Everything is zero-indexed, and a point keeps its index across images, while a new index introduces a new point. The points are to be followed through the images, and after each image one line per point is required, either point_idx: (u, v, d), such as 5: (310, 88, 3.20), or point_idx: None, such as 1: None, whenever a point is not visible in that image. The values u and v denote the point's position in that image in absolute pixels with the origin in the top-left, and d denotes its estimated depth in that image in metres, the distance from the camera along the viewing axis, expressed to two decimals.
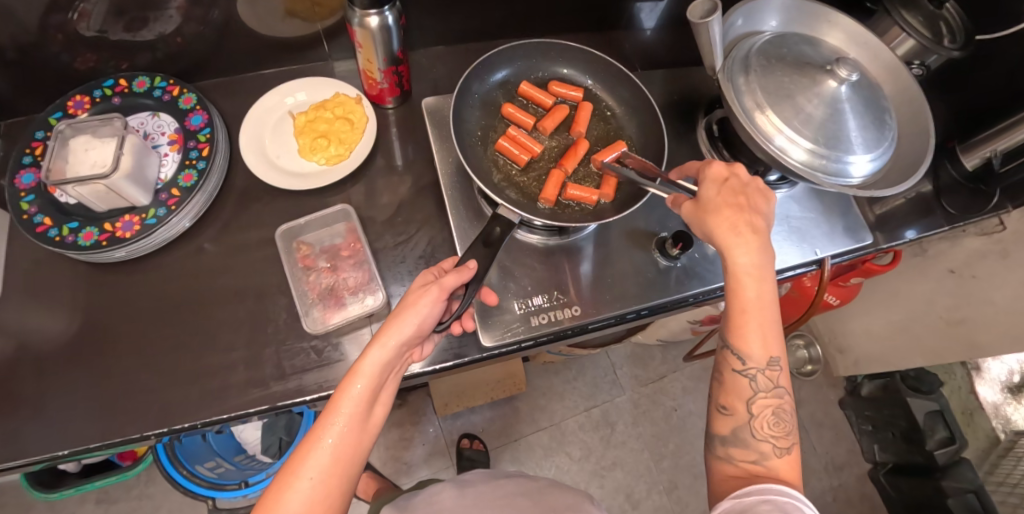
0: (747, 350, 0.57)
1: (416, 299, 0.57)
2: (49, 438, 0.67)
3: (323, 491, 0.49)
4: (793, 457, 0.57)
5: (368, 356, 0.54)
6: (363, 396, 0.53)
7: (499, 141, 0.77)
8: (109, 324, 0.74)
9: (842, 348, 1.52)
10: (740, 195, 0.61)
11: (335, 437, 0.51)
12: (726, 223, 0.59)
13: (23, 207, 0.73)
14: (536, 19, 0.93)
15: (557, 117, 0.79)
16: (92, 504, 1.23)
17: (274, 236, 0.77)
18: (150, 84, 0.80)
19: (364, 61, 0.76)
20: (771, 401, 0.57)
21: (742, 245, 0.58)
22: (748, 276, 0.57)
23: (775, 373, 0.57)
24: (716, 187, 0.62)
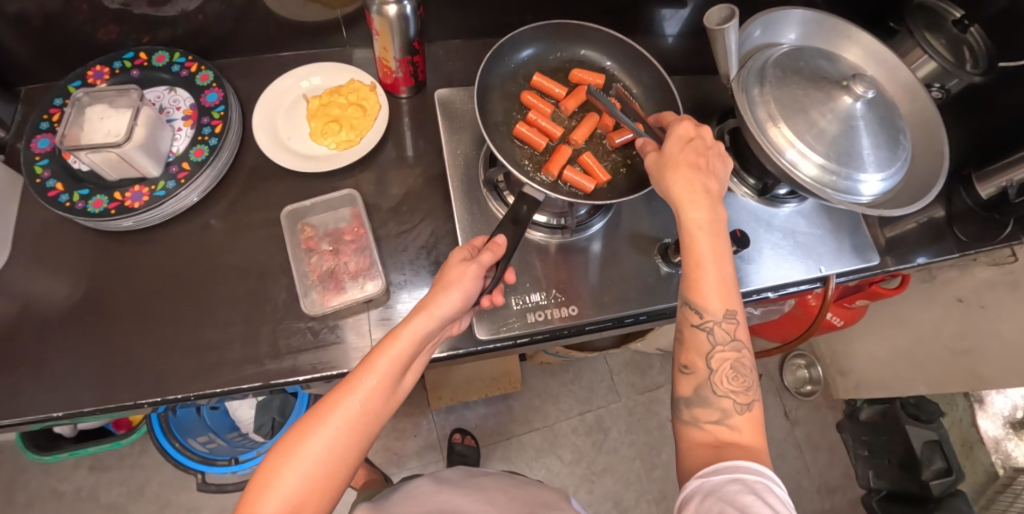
0: (703, 303, 0.57)
1: (462, 275, 0.58)
2: (46, 400, 0.68)
3: (348, 442, 0.49)
4: (755, 414, 0.56)
5: (411, 322, 0.55)
6: (401, 358, 0.54)
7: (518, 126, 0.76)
8: (112, 292, 0.75)
9: (843, 371, 1.50)
10: (701, 154, 0.62)
11: (370, 391, 0.51)
12: (683, 181, 0.61)
13: (37, 171, 0.74)
14: (556, 19, 0.93)
15: (579, 99, 0.78)
16: (85, 470, 1.25)
17: (279, 217, 0.77)
18: (170, 60, 0.82)
19: (380, 49, 0.77)
20: (729, 353, 0.57)
21: (694, 202, 0.60)
22: (700, 230, 0.59)
23: (735, 323, 0.57)
24: (679, 145, 0.63)
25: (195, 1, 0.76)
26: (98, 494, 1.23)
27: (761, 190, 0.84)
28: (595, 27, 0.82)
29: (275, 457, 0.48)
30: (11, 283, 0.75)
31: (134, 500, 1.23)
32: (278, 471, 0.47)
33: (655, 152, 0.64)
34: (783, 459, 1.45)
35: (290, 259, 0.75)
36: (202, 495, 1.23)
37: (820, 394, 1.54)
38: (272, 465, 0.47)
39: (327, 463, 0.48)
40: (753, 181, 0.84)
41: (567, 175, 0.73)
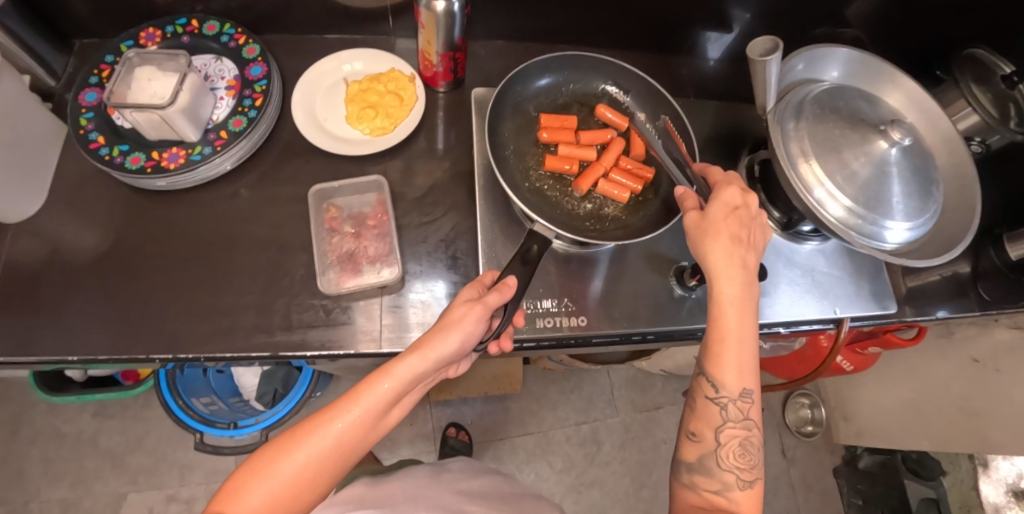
0: (720, 379, 0.58)
1: (459, 319, 0.58)
2: (65, 343, 0.71)
3: (313, 472, 0.53)
4: (755, 489, 0.58)
5: (405, 361, 0.56)
6: (386, 396, 0.56)
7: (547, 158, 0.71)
8: (138, 248, 0.77)
9: (848, 416, 1.47)
10: (741, 223, 0.61)
11: (346, 424, 0.54)
12: (721, 250, 0.60)
13: (82, 123, 0.78)
14: (600, 32, 0.93)
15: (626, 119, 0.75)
16: (89, 416, 1.28)
17: (307, 194, 0.79)
18: (219, 30, 0.84)
19: (424, 42, 0.79)
20: (739, 431, 0.58)
21: (729, 276, 0.59)
22: (730, 306, 0.59)
23: (748, 404, 0.58)
24: (724, 212, 0.61)
25: None
26: (98, 439, 1.27)
27: (785, 224, 0.83)
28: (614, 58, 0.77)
29: (247, 470, 0.52)
30: (48, 227, 0.79)
31: (132, 450, 1.26)
32: (247, 483, 0.51)
33: (696, 211, 0.62)
34: (774, 496, 1.44)
35: (312, 236, 0.77)
36: (198, 454, 1.26)
37: (821, 437, 1.52)
38: (244, 475, 0.52)
39: (291, 486, 0.52)
40: (777, 214, 0.84)
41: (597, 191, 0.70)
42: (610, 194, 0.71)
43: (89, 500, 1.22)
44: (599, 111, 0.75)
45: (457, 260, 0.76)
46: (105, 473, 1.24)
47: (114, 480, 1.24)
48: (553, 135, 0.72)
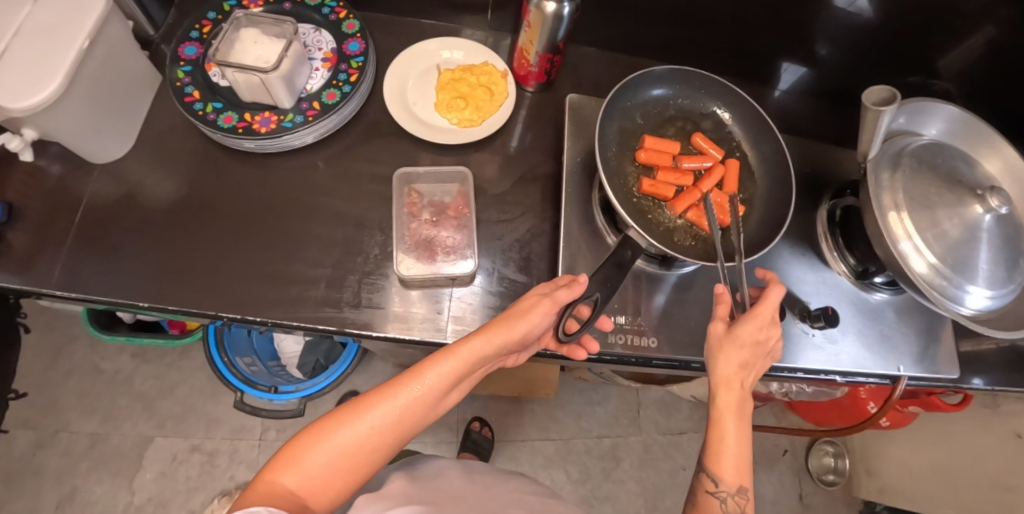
0: (720, 474, 0.56)
1: (530, 310, 0.61)
2: (143, 288, 0.73)
3: (372, 444, 0.54)
4: None
5: (468, 344, 0.59)
6: (447, 377, 0.58)
7: (642, 181, 0.68)
8: (219, 205, 0.78)
9: (870, 471, 1.44)
10: (759, 340, 0.60)
11: (408, 402, 0.56)
12: (733, 361, 0.59)
13: (180, 75, 0.79)
14: (694, 53, 0.92)
15: (721, 150, 0.72)
16: (127, 357, 1.31)
17: (392, 175, 0.79)
18: (321, 2, 0.84)
19: (525, 40, 0.79)
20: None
21: (728, 384, 0.58)
22: (731, 415, 0.57)
23: (746, 500, 0.55)
24: (752, 329, 0.59)
25: None
26: (132, 380, 1.29)
27: (859, 273, 0.82)
28: (724, 82, 0.73)
29: (306, 436, 0.52)
30: (135, 171, 0.81)
31: (164, 396, 1.29)
32: (305, 450, 0.52)
33: (722, 323, 0.61)
34: None
35: (388, 216, 0.77)
36: (226, 409, 1.29)
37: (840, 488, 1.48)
38: (303, 441, 0.52)
39: (348, 456, 0.53)
40: (852, 261, 0.82)
41: (692, 216, 0.66)
42: (705, 221, 0.67)
43: (118, 437, 1.26)
44: (694, 136, 0.71)
45: (529, 261, 0.76)
46: (135, 414, 1.27)
47: (143, 422, 1.27)
48: (650, 157, 0.68)
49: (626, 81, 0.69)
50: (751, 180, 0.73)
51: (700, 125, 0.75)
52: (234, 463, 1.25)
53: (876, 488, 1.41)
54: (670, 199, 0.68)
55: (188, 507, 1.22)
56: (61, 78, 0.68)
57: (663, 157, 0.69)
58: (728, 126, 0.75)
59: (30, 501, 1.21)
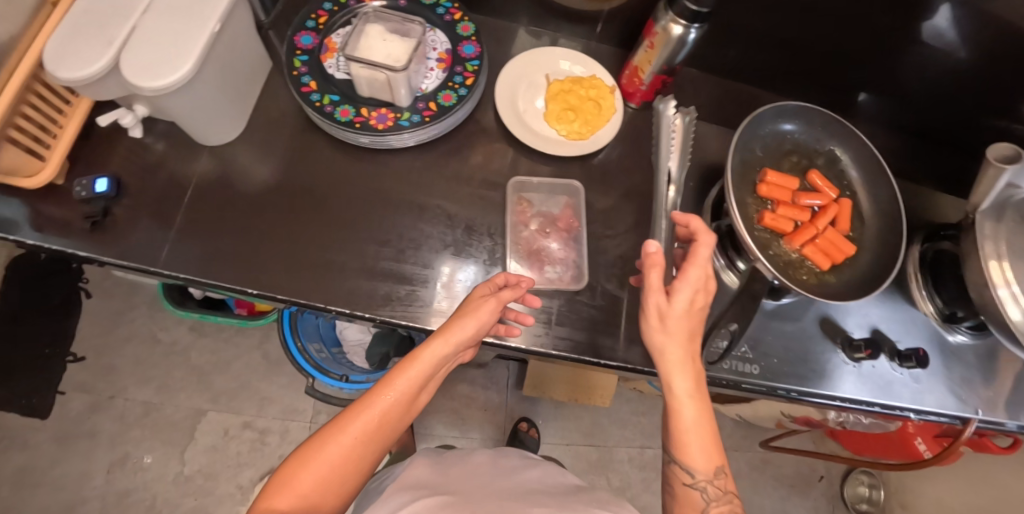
0: (693, 463, 0.57)
1: (476, 309, 0.63)
2: (255, 274, 0.75)
3: (357, 452, 0.57)
4: None
5: (430, 347, 0.61)
6: (416, 380, 0.60)
7: (763, 215, 0.70)
8: (327, 197, 0.79)
9: (905, 506, 1.35)
10: (698, 305, 0.60)
11: (381, 411, 0.58)
12: (674, 341, 0.59)
13: (296, 64, 0.80)
14: (793, 83, 0.93)
15: (835, 189, 0.74)
16: (185, 329, 1.33)
17: (505, 183, 0.80)
18: (436, 1, 0.85)
19: (642, 59, 0.81)
20: (723, 507, 0.57)
21: (680, 371, 0.59)
22: (687, 400, 0.58)
23: (726, 479, 0.57)
24: (688, 300, 0.59)
25: None
26: (189, 354, 1.31)
27: (945, 316, 0.84)
28: (847, 124, 0.75)
29: (296, 459, 0.56)
30: (244, 156, 0.83)
31: (218, 371, 1.31)
32: (297, 472, 0.55)
33: (658, 296, 0.59)
34: None
35: (496, 222, 0.78)
36: (279, 390, 1.31)
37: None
38: (293, 465, 0.55)
39: (337, 468, 0.56)
40: (940, 304, 0.84)
41: (807, 252, 0.70)
42: (819, 258, 0.70)
43: (171, 408, 1.28)
44: (812, 175, 0.74)
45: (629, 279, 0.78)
46: (188, 386, 1.29)
47: (197, 396, 1.29)
48: (772, 192, 0.70)
49: (754, 115, 0.72)
50: (861, 222, 0.75)
51: (815, 161, 0.77)
52: (284, 443, 1.27)
53: None
54: (788, 232, 0.71)
55: (237, 482, 1.25)
56: (195, 58, 0.69)
57: (784, 192, 0.71)
58: (842, 166, 0.77)
59: (82, 463, 1.23)
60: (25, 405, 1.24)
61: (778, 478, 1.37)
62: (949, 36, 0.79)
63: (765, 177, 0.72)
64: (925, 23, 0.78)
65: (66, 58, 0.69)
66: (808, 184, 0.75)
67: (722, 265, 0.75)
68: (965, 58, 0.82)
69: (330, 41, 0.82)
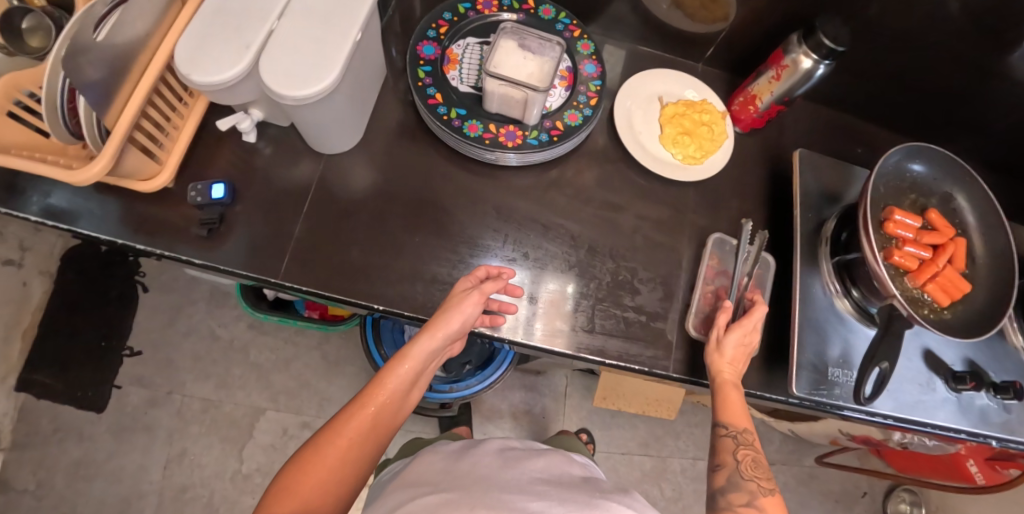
0: (730, 419, 0.64)
1: (461, 302, 0.65)
2: (378, 289, 0.76)
3: (355, 450, 0.57)
4: (780, 499, 0.59)
5: (418, 344, 0.63)
6: (408, 376, 0.62)
7: (891, 252, 0.73)
8: (446, 212, 0.80)
9: None
10: (749, 341, 0.70)
11: (378, 407, 0.59)
12: (726, 352, 0.68)
13: (420, 75, 0.79)
14: (888, 116, 0.95)
15: (952, 226, 0.77)
16: (244, 326, 1.34)
17: (707, 237, 0.81)
18: (555, 16, 0.85)
19: (762, 87, 0.82)
20: (750, 450, 0.62)
21: (725, 365, 0.68)
22: (732, 387, 0.66)
23: (752, 437, 0.63)
24: (739, 336, 0.68)
25: None
26: (247, 350, 1.32)
27: None
28: (970, 170, 0.79)
29: (293, 470, 0.54)
30: (361, 167, 0.83)
31: (278, 370, 1.31)
32: (297, 481, 0.53)
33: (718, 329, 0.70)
34: None
35: (619, 245, 0.80)
36: (338, 390, 1.30)
37: None
38: (291, 474, 0.53)
39: (336, 470, 0.55)
40: None
41: (932, 289, 0.73)
42: (942, 294, 0.73)
43: (230, 405, 1.27)
44: (930, 213, 0.76)
45: None
46: (248, 384, 1.29)
47: (256, 394, 1.29)
48: (900, 231, 0.73)
49: (888, 155, 0.76)
50: (974, 262, 0.79)
51: (933, 202, 0.80)
52: None
53: None
54: (911, 270, 0.74)
55: None
56: (340, 68, 0.68)
57: (910, 230, 0.74)
58: (958, 210, 0.80)
59: (138, 456, 1.22)
60: (82, 397, 1.23)
61: (825, 493, 1.43)
62: None
63: (890, 215, 0.75)
64: (1011, 58, 0.78)
65: (206, 59, 0.68)
66: (925, 222, 0.78)
67: (837, 291, 0.77)
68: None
69: (451, 52, 0.82)
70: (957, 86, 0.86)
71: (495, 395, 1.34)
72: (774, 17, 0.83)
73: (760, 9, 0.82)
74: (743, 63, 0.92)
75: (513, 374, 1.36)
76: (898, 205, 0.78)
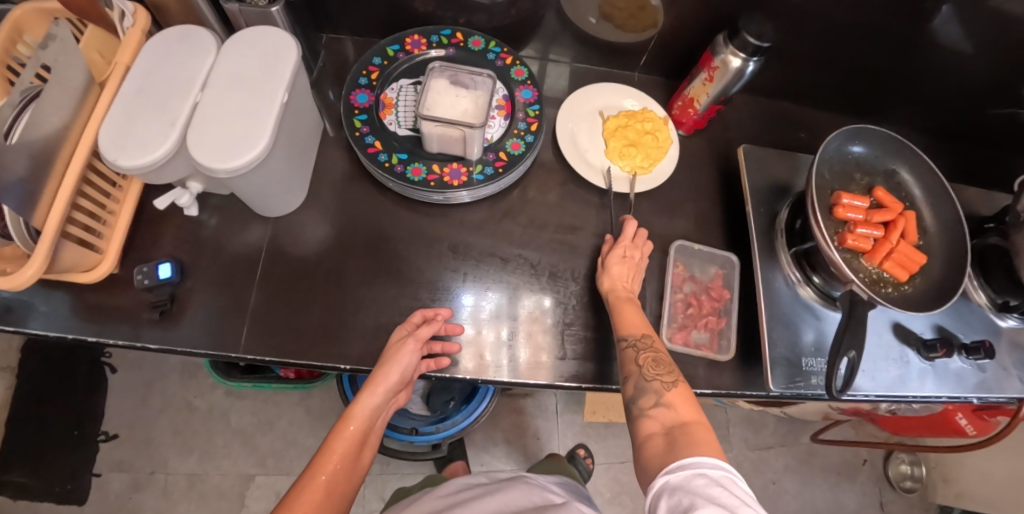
0: (624, 329, 0.66)
1: (398, 353, 0.67)
2: (343, 348, 0.74)
3: None
4: (685, 389, 0.60)
5: (359, 402, 0.64)
6: (354, 437, 0.62)
7: (845, 237, 0.74)
8: (402, 257, 0.79)
9: (948, 477, 1.44)
10: (634, 257, 0.75)
11: (329, 474, 0.58)
12: (615, 268, 0.73)
13: (357, 125, 0.78)
14: (826, 97, 0.97)
15: (901, 202, 0.78)
16: (221, 393, 1.30)
17: (670, 245, 0.82)
18: (485, 46, 0.84)
19: (698, 89, 0.83)
20: (649, 351, 0.63)
21: (617, 280, 0.73)
22: (621, 301, 0.70)
23: (652, 341, 0.65)
24: (619, 253, 0.74)
25: None
26: (228, 417, 1.28)
27: (999, 305, 0.87)
28: (911, 145, 0.81)
29: None
30: (310, 224, 0.81)
31: (262, 432, 1.28)
32: None
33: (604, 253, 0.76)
34: None
35: (579, 267, 0.80)
36: None
37: (918, 494, 1.46)
38: None
39: None
40: (991, 294, 0.88)
41: (888, 267, 0.74)
42: (899, 271, 0.74)
43: (218, 476, 1.23)
44: (878, 192, 0.78)
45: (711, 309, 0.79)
46: (234, 452, 1.26)
47: (243, 460, 1.25)
48: (850, 214, 0.74)
49: (828, 141, 0.77)
50: (926, 234, 0.81)
51: (879, 180, 0.82)
52: None
53: (954, 494, 1.40)
54: (867, 250, 0.75)
55: None
56: (270, 133, 0.67)
57: (860, 212, 0.75)
58: (905, 185, 0.82)
59: None
60: (60, 492, 1.18)
61: (826, 468, 1.45)
62: (953, 38, 0.82)
63: (839, 199, 0.76)
64: (931, 25, 0.80)
65: (129, 143, 0.66)
66: (874, 201, 0.79)
67: (799, 279, 0.78)
68: (968, 52, 0.83)
69: (386, 96, 0.81)
70: (883, 61, 0.88)
71: (488, 423, 1.32)
72: (699, 19, 0.84)
73: (685, 13, 0.83)
74: (678, 66, 0.94)
75: (502, 399, 1.34)
76: (844, 187, 0.80)
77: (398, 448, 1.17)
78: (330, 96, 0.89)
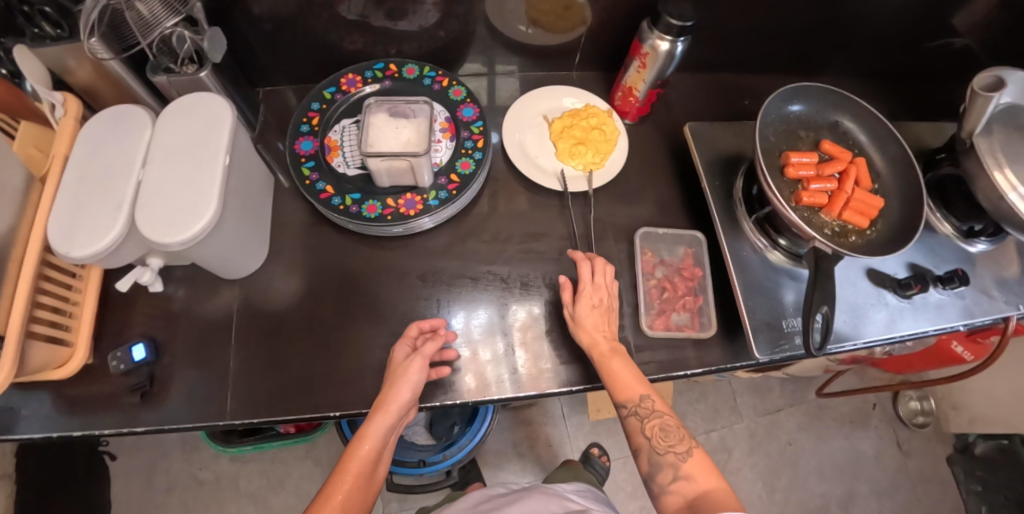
0: (622, 396, 0.65)
1: (406, 372, 0.65)
2: (329, 396, 0.73)
3: None
4: (701, 453, 0.60)
5: (373, 422, 0.63)
6: (368, 457, 0.62)
7: (800, 196, 0.75)
8: (373, 294, 0.79)
9: (957, 405, 1.45)
10: (604, 304, 0.71)
11: (345, 494, 0.59)
12: (586, 309, 0.70)
13: (306, 173, 0.78)
14: (761, 62, 0.98)
15: (848, 150, 0.79)
16: (226, 460, 1.28)
17: (634, 234, 0.83)
18: (420, 73, 0.85)
19: (634, 77, 0.84)
20: (654, 420, 0.63)
21: (594, 328, 0.70)
22: (610, 357, 0.67)
23: (654, 402, 0.64)
24: (587, 306, 0.70)
25: (435, 17, 0.82)
26: (237, 483, 1.27)
27: (964, 233, 0.89)
28: (848, 94, 0.82)
29: None
30: (276, 278, 0.81)
31: (274, 492, 1.26)
32: None
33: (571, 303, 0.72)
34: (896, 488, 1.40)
35: (550, 272, 0.80)
36: None
37: (932, 427, 1.47)
38: None
39: None
40: (956, 223, 0.89)
41: (847, 217, 0.75)
42: (858, 219, 0.75)
43: None
44: (823, 146, 0.79)
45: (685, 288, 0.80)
46: None
47: None
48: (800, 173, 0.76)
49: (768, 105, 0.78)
50: (879, 177, 0.82)
51: (823, 134, 0.83)
52: None
53: (966, 420, 1.41)
54: (824, 205, 0.76)
55: None
56: (217, 198, 0.67)
57: (808, 169, 0.76)
58: (850, 133, 0.84)
59: None
60: None
61: (838, 419, 1.45)
62: None
63: (788, 160, 0.77)
64: None
65: (77, 232, 0.65)
66: (823, 155, 0.80)
67: (766, 245, 0.79)
68: None
69: (330, 139, 0.81)
70: (808, 18, 0.90)
71: (499, 440, 1.32)
72: (622, 10, 0.85)
73: (607, 6, 0.84)
74: (613, 58, 0.95)
75: (508, 413, 1.34)
76: (791, 146, 0.81)
77: (412, 482, 1.16)
78: (277, 148, 0.89)
